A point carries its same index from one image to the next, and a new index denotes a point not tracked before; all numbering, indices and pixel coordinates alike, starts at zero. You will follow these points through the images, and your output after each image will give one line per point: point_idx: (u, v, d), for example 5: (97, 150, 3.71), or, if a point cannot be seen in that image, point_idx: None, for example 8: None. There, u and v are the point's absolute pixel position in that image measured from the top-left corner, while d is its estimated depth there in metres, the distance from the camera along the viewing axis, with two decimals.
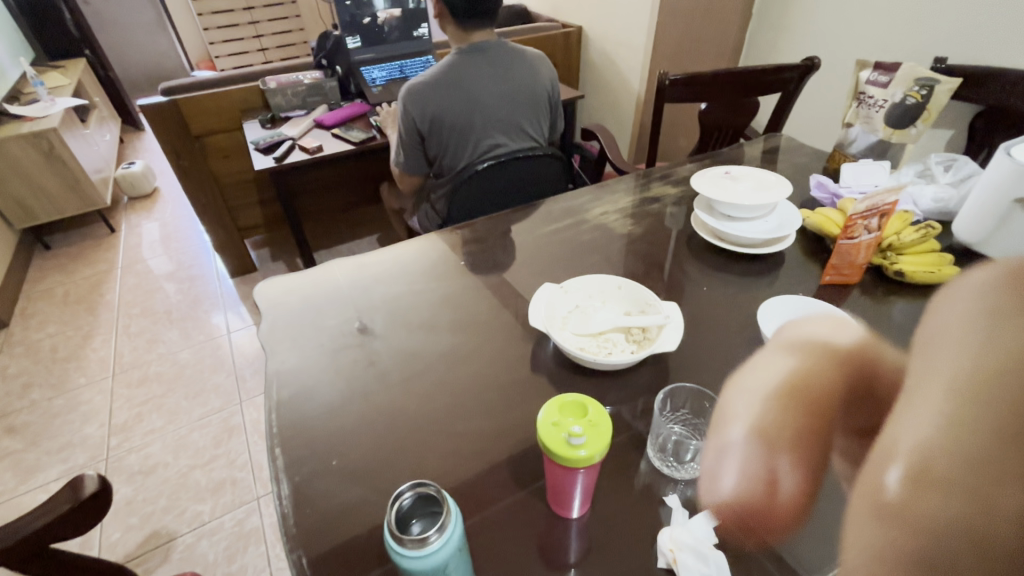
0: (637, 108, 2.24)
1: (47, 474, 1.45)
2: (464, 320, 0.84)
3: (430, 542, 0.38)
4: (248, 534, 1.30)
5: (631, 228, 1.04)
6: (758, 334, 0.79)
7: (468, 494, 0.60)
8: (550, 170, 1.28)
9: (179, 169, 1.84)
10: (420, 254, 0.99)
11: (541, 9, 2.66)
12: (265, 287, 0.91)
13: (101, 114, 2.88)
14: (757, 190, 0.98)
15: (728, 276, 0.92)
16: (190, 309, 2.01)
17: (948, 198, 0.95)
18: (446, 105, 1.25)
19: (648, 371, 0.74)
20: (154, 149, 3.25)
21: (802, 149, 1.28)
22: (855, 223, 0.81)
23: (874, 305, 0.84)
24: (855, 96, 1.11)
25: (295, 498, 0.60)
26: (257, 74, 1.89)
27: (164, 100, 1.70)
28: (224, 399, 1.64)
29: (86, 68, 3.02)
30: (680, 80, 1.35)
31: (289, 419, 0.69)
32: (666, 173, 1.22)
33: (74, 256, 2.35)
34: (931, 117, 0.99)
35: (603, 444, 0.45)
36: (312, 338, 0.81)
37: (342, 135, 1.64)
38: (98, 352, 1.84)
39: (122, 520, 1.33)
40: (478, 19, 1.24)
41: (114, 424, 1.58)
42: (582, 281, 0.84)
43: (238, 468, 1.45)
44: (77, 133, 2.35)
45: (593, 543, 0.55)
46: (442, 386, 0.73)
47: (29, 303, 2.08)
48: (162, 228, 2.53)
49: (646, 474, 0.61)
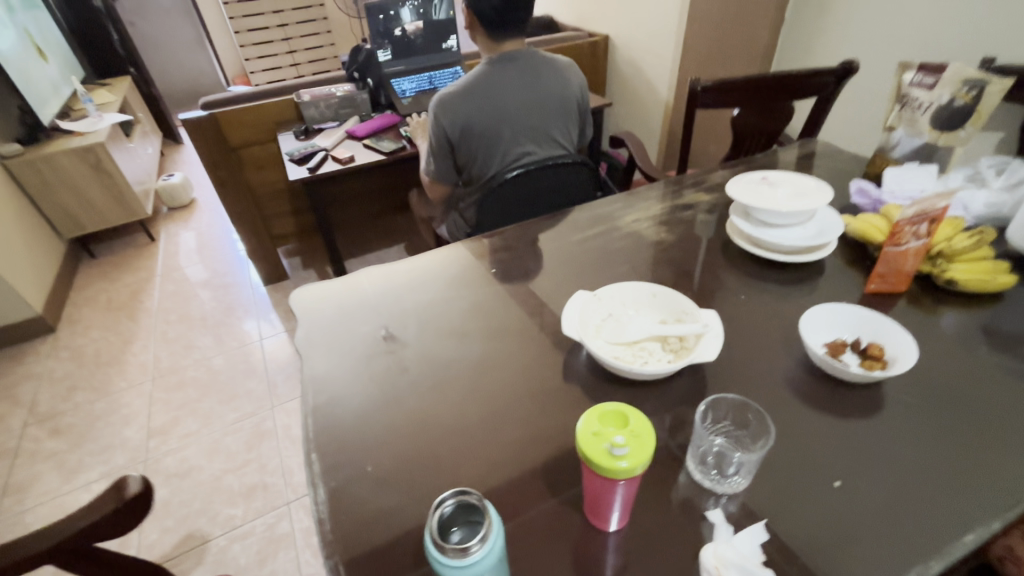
0: (665, 116, 2.22)
1: (89, 474, 1.50)
2: (496, 328, 0.84)
3: (471, 552, 0.38)
4: (278, 539, 1.31)
5: (663, 236, 1.02)
6: (800, 343, 0.77)
7: (503, 502, 0.60)
8: (579, 176, 1.26)
9: (217, 179, 1.91)
10: (451, 262, 1.00)
11: (567, 19, 2.66)
12: (300, 294, 0.92)
13: (144, 128, 3.01)
14: (796, 196, 0.96)
15: (765, 283, 0.90)
16: (224, 316, 2.06)
17: (1001, 204, 0.92)
18: (477, 114, 1.26)
19: (685, 382, 0.73)
20: (193, 161, 3.38)
21: (840, 154, 1.24)
22: (903, 229, 0.78)
23: (923, 315, 0.80)
24: (898, 99, 1.08)
25: (331, 502, 0.61)
26: (291, 88, 1.94)
27: (204, 114, 1.76)
28: (256, 405, 1.67)
29: (131, 85, 3.16)
30: (712, 86, 1.32)
31: (324, 424, 0.70)
32: (697, 180, 1.20)
33: (117, 264, 2.45)
34: (981, 119, 0.96)
35: (646, 457, 0.44)
36: (346, 346, 0.82)
37: (373, 146, 1.67)
38: (138, 356, 1.90)
39: (159, 522, 1.36)
40: (508, 30, 1.25)
41: (152, 427, 1.62)
42: (616, 288, 0.83)
43: (269, 472, 1.47)
44: (122, 146, 2.46)
45: (631, 556, 0.54)
46: (474, 393, 0.73)
47: (75, 309, 2.17)
48: (198, 237, 2.61)
49: (686, 487, 0.59)
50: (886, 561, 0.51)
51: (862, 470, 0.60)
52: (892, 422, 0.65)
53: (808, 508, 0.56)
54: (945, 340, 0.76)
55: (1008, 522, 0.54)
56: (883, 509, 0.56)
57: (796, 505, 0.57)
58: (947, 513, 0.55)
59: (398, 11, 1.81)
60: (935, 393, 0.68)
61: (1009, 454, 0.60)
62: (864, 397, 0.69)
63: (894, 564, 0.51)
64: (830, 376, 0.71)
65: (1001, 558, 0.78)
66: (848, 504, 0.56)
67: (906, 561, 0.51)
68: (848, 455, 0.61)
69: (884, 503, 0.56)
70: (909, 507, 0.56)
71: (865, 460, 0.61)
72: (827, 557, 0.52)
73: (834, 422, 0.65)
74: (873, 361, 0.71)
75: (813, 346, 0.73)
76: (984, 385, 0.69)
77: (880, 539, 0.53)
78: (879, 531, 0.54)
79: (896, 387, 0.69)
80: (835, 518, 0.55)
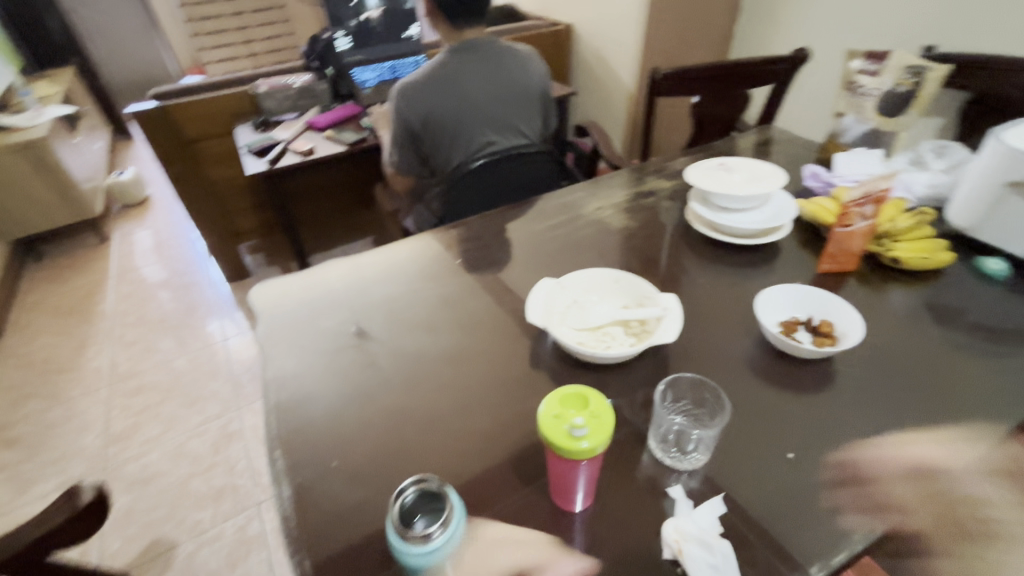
0: (629, 105, 2.24)
1: (44, 485, 1.44)
2: (462, 319, 0.84)
3: (433, 537, 0.38)
4: (249, 540, 1.29)
5: (627, 223, 1.04)
6: (757, 323, 0.79)
7: (470, 491, 0.60)
8: (544, 166, 1.27)
9: (171, 175, 1.84)
10: (417, 255, 0.98)
11: (530, 7, 2.65)
12: (259, 289, 0.90)
13: (91, 122, 2.86)
14: (751, 182, 0.99)
15: (724, 268, 0.92)
16: (185, 317, 2.00)
17: (940, 184, 0.97)
18: (440, 104, 1.24)
19: (648, 365, 0.74)
20: (146, 156, 3.24)
21: (795, 140, 1.28)
22: (849, 210, 0.82)
23: (871, 293, 0.84)
24: (845, 86, 1.12)
25: (296, 500, 0.60)
26: (246, 79, 1.88)
27: (154, 106, 1.68)
28: (222, 406, 1.63)
29: (74, 76, 2.99)
30: (671, 74, 1.34)
31: (288, 421, 0.69)
32: (659, 167, 1.22)
33: (67, 265, 2.33)
34: (923, 104, 1.00)
35: (605, 436, 0.45)
36: (309, 341, 0.81)
37: (335, 137, 1.64)
38: (93, 361, 1.82)
39: (121, 531, 1.32)
40: (466, 17, 1.24)
41: (110, 433, 1.56)
42: (580, 275, 0.84)
43: (237, 474, 1.44)
44: (66, 141, 2.33)
45: (597, 536, 0.55)
46: (441, 385, 0.73)
47: (23, 314, 2.06)
48: (154, 236, 2.51)
49: (649, 466, 0.61)
50: (835, 526, 0.54)
51: (814, 442, 0.62)
52: (839, 395, 0.68)
53: (761, 479, 0.59)
54: (889, 316, 0.80)
55: (944, 483, 0.58)
56: (830, 476, 0.59)
57: (750, 478, 0.59)
58: (889, 478, 0.58)
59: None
60: (878, 366, 0.72)
61: (946, 421, 0.64)
62: (815, 373, 0.72)
63: (842, 528, 0.54)
64: (784, 353, 0.74)
65: None
66: (799, 474, 0.59)
67: (853, 525, 0.54)
68: (798, 429, 0.64)
69: (831, 470, 0.59)
70: (856, 474, 0.59)
71: (812, 430, 0.64)
72: (781, 525, 0.55)
73: (787, 397, 0.68)
74: (823, 337, 0.74)
75: (769, 326, 0.75)
76: (923, 357, 0.73)
77: (829, 507, 0.56)
78: (827, 497, 0.57)
79: (845, 361, 0.73)
80: (787, 488, 0.58)
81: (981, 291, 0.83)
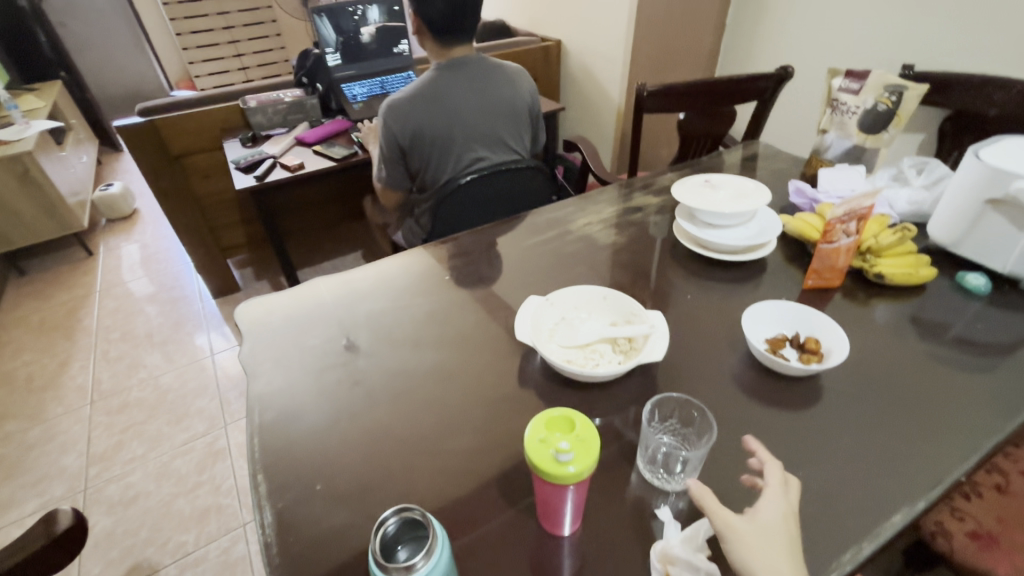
0: (618, 119, 2.27)
1: (23, 508, 1.40)
2: (450, 336, 0.83)
3: (416, 568, 0.37)
4: (234, 562, 1.26)
5: (615, 238, 1.04)
6: (744, 339, 0.80)
7: (456, 513, 0.59)
8: (533, 181, 1.28)
9: (159, 189, 1.82)
10: (405, 270, 0.98)
11: (519, 23, 2.68)
12: (245, 307, 0.89)
13: (78, 136, 2.84)
14: (737, 198, 1.00)
15: (711, 283, 0.93)
16: (172, 332, 1.97)
17: (922, 200, 0.98)
18: (428, 119, 1.25)
19: (636, 382, 0.74)
20: (134, 170, 3.21)
21: (780, 156, 1.30)
22: (834, 227, 0.83)
23: (856, 308, 0.85)
24: (829, 103, 1.14)
25: (279, 525, 0.59)
26: (235, 93, 1.88)
27: (142, 122, 1.67)
28: (208, 423, 1.60)
29: (62, 90, 2.97)
30: (657, 91, 1.36)
31: (272, 442, 0.68)
32: (647, 182, 1.23)
33: (51, 281, 2.30)
34: (902, 121, 1.03)
35: (591, 460, 0.45)
36: (295, 359, 0.79)
37: (324, 152, 1.64)
38: (76, 378, 1.79)
39: (102, 554, 1.28)
40: (455, 35, 1.25)
41: (92, 453, 1.53)
42: (568, 292, 0.84)
43: (223, 494, 1.41)
44: (52, 155, 2.31)
45: (586, 559, 0.55)
46: (428, 404, 0.72)
47: (4, 331, 2.02)
48: (141, 250, 2.48)
49: (637, 486, 0.61)
50: (825, 547, 0.54)
51: (800, 460, 0.62)
52: (825, 412, 0.68)
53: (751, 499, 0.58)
54: (875, 331, 0.80)
55: (932, 501, 0.58)
56: (820, 495, 0.59)
57: (739, 498, 0.59)
58: (877, 496, 0.58)
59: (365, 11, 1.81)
60: (864, 382, 0.72)
61: (934, 437, 0.65)
62: (802, 389, 0.72)
63: (831, 547, 0.54)
64: (771, 370, 0.74)
65: (933, 534, 0.82)
66: None
67: (842, 544, 0.54)
68: (786, 448, 0.64)
69: (820, 488, 0.59)
70: (844, 492, 0.59)
71: (798, 447, 0.64)
72: None
73: (774, 414, 0.68)
74: (810, 354, 0.74)
75: (756, 343, 0.75)
76: (908, 372, 0.73)
77: (819, 526, 0.56)
78: (817, 516, 0.56)
79: (831, 378, 0.73)
80: None
81: (963, 305, 0.84)
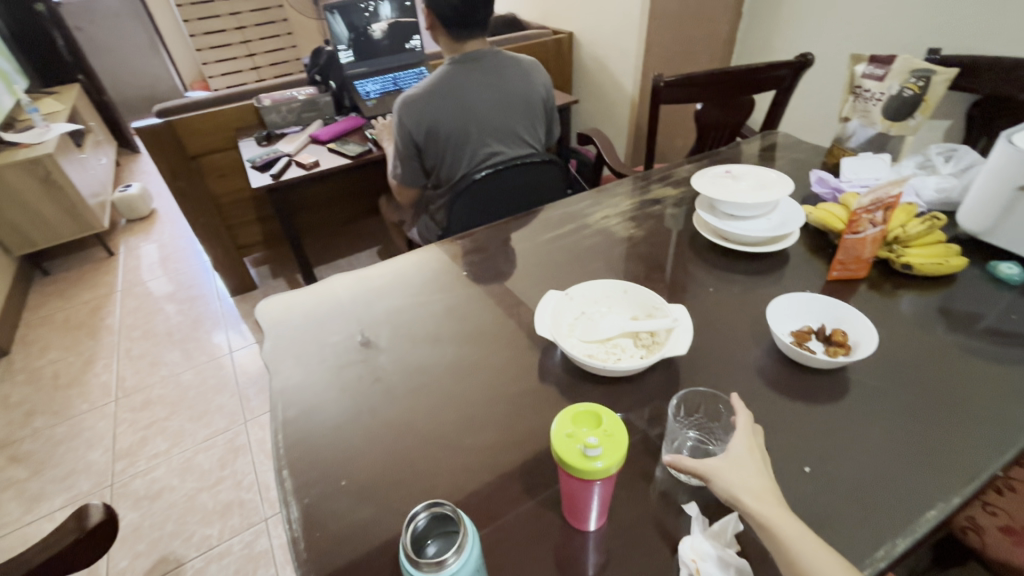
0: (631, 111, 2.24)
1: (52, 502, 1.43)
2: (469, 331, 0.83)
3: (447, 564, 0.37)
4: (257, 556, 1.28)
5: (633, 231, 1.03)
6: (767, 332, 0.79)
7: (480, 508, 0.59)
8: (548, 175, 1.26)
9: (177, 189, 1.85)
10: (422, 266, 0.98)
11: (530, 16, 2.66)
12: (266, 304, 0.90)
13: (96, 138, 2.89)
14: (758, 188, 0.98)
15: (731, 275, 0.91)
16: (191, 330, 2.00)
17: (950, 188, 0.96)
18: (441, 115, 1.24)
19: (658, 377, 0.73)
20: (151, 171, 3.26)
21: (800, 145, 1.27)
22: (860, 217, 0.81)
23: (882, 300, 0.83)
24: (851, 90, 1.12)
25: (305, 520, 0.59)
26: (250, 93, 1.89)
27: (159, 122, 1.69)
28: (229, 420, 1.63)
29: (80, 93, 3.02)
30: (675, 80, 1.34)
31: (296, 439, 0.68)
32: (664, 174, 1.21)
33: (74, 280, 2.35)
34: (929, 108, 1.00)
35: (620, 454, 0.44)
36: (315, 356, 0.80)
37: (339, 149, 1.64)
38: (100, 376, 1.83)
39: (129, 547, 1.31)
40: (469, 29, 1.24)
41: (118, 449, 1.56)
42: (588, 286, 0.83)
43: (245, 489, 1.43)
44: (73, 157, 2.35)
45: (611, 555, 0.54)
46: (448, 400, 0.72)
47: (30, 330, 2.07)
48: (160, 250, 2.52)
49: (662, 481, 0.60)
50: (859, 544, 0.53)
51: (833, 456, 0.61)
52: (855, 406, 0.67)
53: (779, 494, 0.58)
54: (903, 323, 0.79)
55: (968, 497, 0.56)
56: (851, 491, 0.57)
57: None
58: (911, 492, 0.57)
59: (377, 7, 1.80)
60: (894, 375, 0.71)
61: (968, 431, 0.63)
62: (829, 383, 0.70)
63: (864, 545, 0.53)
64: (797, 363, 0.73)
65: (964, 528, 0.81)
66: (818, 489, 0.58)
67: (875, 541, 0.53)
68: (815, 443, 0.63)
69: (851, 484, 0.58)
70: (876, 487, 0.58)
71: (826, 441, 0.63)
72: None
73: (801, 408, 0.67)
74: (837, 347, 0.73)
75: (781, 336, 0.74)
76: (939, 365, 0.72)
77: (851, 523, 0.54)
78: (848, 512, 0.55)
79: (859, 371, 0.72)
80: (806, 503, 0.57)
81: (994, 296, 0.82)
